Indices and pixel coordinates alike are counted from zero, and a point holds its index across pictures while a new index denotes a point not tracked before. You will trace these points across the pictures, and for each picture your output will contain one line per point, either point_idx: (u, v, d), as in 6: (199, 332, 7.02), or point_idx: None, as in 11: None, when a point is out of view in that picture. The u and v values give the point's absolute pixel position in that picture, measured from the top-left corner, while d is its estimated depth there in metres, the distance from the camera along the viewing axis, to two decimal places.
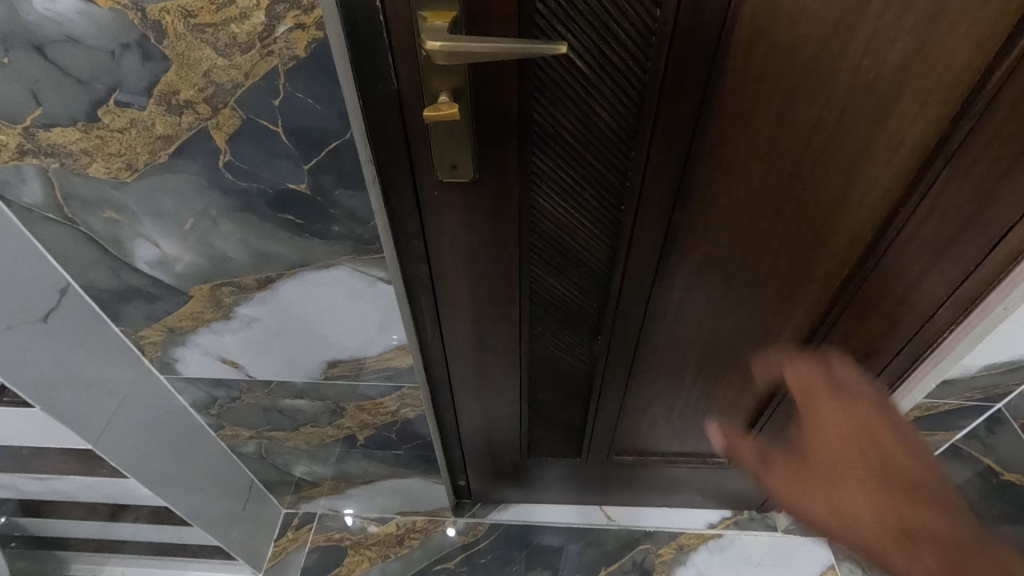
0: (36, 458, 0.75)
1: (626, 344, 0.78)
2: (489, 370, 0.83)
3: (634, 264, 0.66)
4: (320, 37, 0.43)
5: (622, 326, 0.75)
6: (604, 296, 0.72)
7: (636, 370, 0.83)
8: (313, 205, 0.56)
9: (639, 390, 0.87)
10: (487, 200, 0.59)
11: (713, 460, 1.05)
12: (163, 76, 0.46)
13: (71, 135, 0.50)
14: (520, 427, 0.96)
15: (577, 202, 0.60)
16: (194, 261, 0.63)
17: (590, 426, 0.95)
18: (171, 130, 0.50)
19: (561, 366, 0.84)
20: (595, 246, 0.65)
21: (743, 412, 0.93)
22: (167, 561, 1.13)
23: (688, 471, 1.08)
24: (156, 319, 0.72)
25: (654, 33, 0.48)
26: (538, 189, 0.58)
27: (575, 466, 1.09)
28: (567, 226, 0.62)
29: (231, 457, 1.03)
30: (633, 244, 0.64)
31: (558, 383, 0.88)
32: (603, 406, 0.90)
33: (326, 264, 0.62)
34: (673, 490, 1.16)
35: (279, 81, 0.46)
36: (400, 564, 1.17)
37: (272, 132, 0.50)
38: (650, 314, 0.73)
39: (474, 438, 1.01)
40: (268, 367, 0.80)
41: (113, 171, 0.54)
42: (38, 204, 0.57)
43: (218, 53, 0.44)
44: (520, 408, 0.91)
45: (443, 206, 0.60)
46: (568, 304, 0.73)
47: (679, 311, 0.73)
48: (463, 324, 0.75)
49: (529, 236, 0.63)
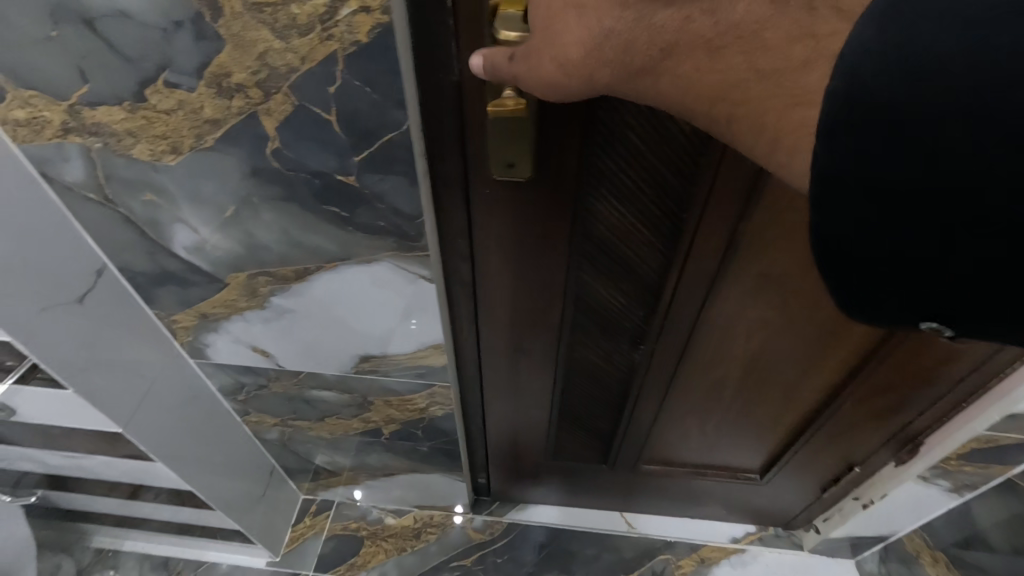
0: (66, 437, 0.75)
1: (667, 356, 0.75)
2: (522, 371, 0.81)
3: (688, 275, 0.63)
4: (385, 22, 0.40)
5: (666, 337, 0.72)
6: (651, 306, 0.69)
7: (675, 381, 0.80)
8: (360, 198, 0.53)
9: (675, 402, 0.85)
10: (541, 200, 0.56)
11: (744, 475, 1.02)
12: (214, 57, 0.43)
13: (116, 114, 0.49)
14: (549, 430, 0.94)
15: (636, 209, 0.57)
16: (231, 248, 0.61)
17: (621, 433, 0.92)
18: (219, 114, 0.47)
19: (597, 372, 0.81)
20: (648, 253, 0.62)
21: (781, 430, 0.90)
22: (186, 539, 1.14)
23: (716, 484, 1.05)
24: (189, 305, 0.70)
25: None
26: (595, 190, 0.55)
27: (599, 472, 1.07)
28: (620, 231, 0.59)
29: (254, 442, 1.02)
30: (690, 253, 0.60)
31: (592, 390, 0.85)
32: (637, 415, 0.87)
33: (369, 259, 0.60)
34: (698, 501, 1.13)
35: (337, 67, 0.43)
36: (416, 559, 1.16)
37: (325, 120, 0.47)
38: (698, 325, 0.70)
39: (499, 437, 0.99)
40: (299, 357, 0.78)
41: (157, 154, 0.52)
42: (79, 183, 0.56)
43: (275, 35, 0.41)
44: (551, 412, 0.89)
45: (494, 204, 0.57)
46: (612, 311, 0.70)
47: (728, 324, 0.70)
48: (500, 324, 0.73)
49: (581, 241, 0.60)
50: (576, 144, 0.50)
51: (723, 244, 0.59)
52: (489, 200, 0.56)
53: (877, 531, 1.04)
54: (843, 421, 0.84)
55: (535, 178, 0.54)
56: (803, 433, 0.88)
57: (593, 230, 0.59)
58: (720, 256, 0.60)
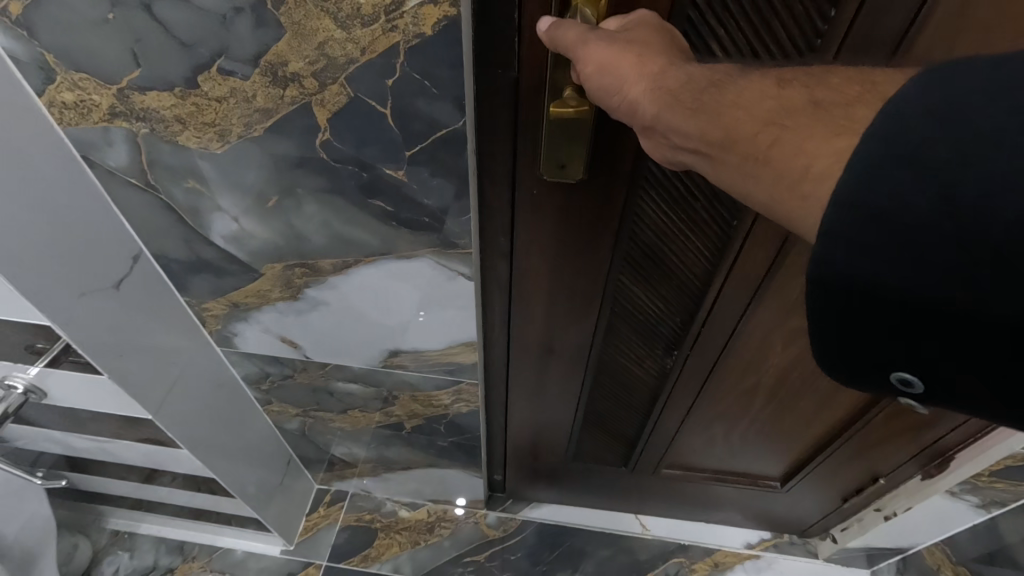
0: (93, 421, 0.74)
1: (700, 363, 0.74)
2: (550, 372, 0.80)
3: (731, 283, 0.62)
4: (452, 15, 0.39)
5: (702, 343, 0.71)
6: (690, 312, 0.68)
7: (705, 389, 0.80)
8: (406, 192, 0.52)
9: (703, 409, 0.84)
10: (587, 203, 0.55)
11: (764, 483, 1.02)
12: (272, 45, 0.42)
13: (166, 100, 0.48)
14: (573, 431, 0.93)
15: (684, 215, 0.56)
16: (270, 239, 0.60)
17: (645, 438, 0.92)
18: (271, 103, 0.46)
19: (626, 377, 0.81)
20: (693, 260, 0.61)
21: (807, 439, 0.89)
22: (201, 525, 1.14)
23: (735, 491, 1.04)
24: (221, 293, 0.70)
25: (820, 35, 0.43)
26: (645, 194, 0.54)
27: (617, 476, 1.06)
28: (667, 237, 0.58)
29: (273, 431, 1.02)
30: (736, 262, 0.59)
31: (619, 393, 0.85)
32: (663, 421, 0.87)
33: (409, 255, 0.59)
34: (714, 507, 1.13)
35: (398, 59, 0.42)
36: (430, 552, 1.16)
37: (379, 113, 0.46)
38: (735, 335, 0.69)
39: (519, 436, 0.98)
40: (327, 350, 0.77)
41: (204, 141, 0.51)
42: (121, 168, 0.55)
43: (337, 25, 0.41)
44: (576, 415, 0.88)
45: (539, 205, 0.55)
46: (648, 316, 0.69)
47: (766, 334, 0.69)
48: (533, 326, 0.72)
49: (625, 244, 0.59)
50: (631, 148, 0.49)
51: (771, 255, 0.58)
52: (535, 203, 0.55)
53: (896, 543, 1.03)
54: (872, 434, 0.83)
55: (585, 181, 0.52)
56: (831, 445, 0.88)
57: (639, 234, 0.58)
58: (767, 267, 0.60)
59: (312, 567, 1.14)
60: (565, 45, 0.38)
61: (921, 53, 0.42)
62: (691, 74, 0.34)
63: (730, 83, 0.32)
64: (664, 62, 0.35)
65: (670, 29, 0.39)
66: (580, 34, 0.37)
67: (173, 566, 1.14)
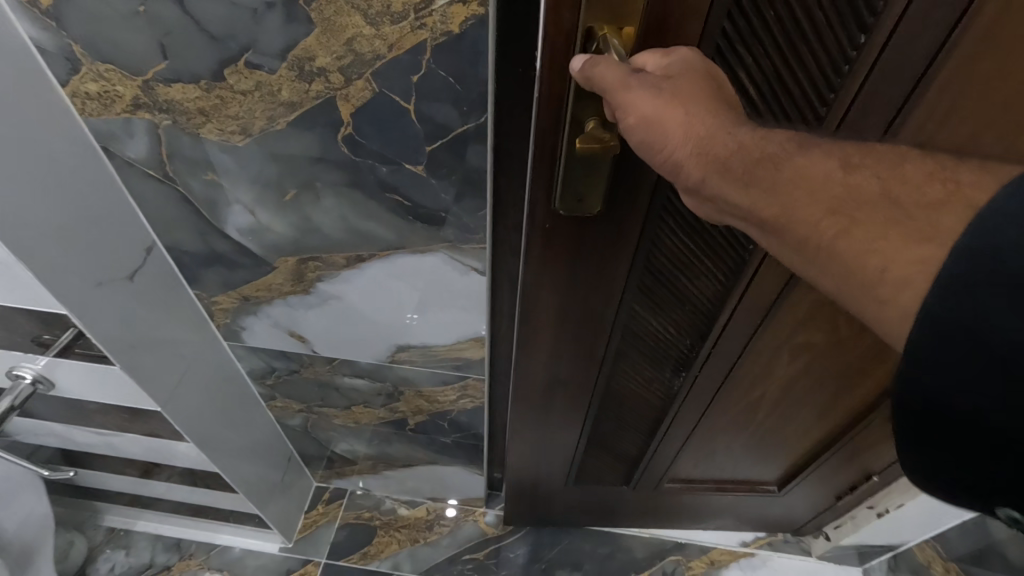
0: (99, 414, 0.74)
1: (709, 380, 0.76)
2: (557, 405, 0.79)
3: (741, 305, 0.64)
4: (480, 14, 0.40)
5: (711, 362, 0.73)
6: (701, 332, 0.70)
7: (711, 406, 0.81)
8: (425, 187, 0.54)
9: (707, 425, 0.86)
10: (604, 239, 0.54)
11: (762, 488, 1.04)
12: (301, 40, 0.44)
13: (190, 93, 0.48)
14: (574, 455, 0.92)
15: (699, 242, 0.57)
16: (286, 232, 0.61)
17: (649, 453, 0.93)
18: (296, 97, 0.48)
19: (633, 396, 0.82)
20: (706, 284, 0.63)
21: (804, 444, 0.92)
22: (199, 522, 1.13)
23: (734, 499, 1.06)
24: (232, 287, 0.70)
25: (848, 60, 0.42)
26: (663, 226, 0.55)
27: (618, 492, 1.06)
28: (683, 262, 0.60)
29: (275, 426, 1.02)
30: (749, 287, 0.62)
31: (625, 413, 0.86)
32: (668, 437, 0.88)
33: (424, 249, 0.60)
34: (712, 516, 1.14)
35: (424, 56, 0.43)
36: (429, 550, 1.16)
37: (402, 109, 0.47)
38: (743, 354, 0.72)
39: (520, 467, 0.96)
40: (335, 345, 0.78)
41: (226, 134, 0.52)
42: (140, 159, 0.56)
43: (367, 21, 0.42)
44: (582, 441, 0.88)
45: (556, 244, 0.54)
46: (659, 337, 0.71)
47: (772, 353, 0.71)
48: (544, 361, 0.70)
49: (643, 273, 0.60)
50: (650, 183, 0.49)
51: (784, 279, 0.60)
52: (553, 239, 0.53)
53: (888, 540, 1.06)
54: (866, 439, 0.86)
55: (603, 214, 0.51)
56: (827, 449, 0.90)
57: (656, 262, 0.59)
58: (779, 290, 0.62)
59: (311, 565, 1.14)
60: (606, 87, 0.35)
61: (947, 81, 0.41)
62: (746, 139, 0.32)
63: (787, 157, 0.31)
64: (718, 121, 0.33)
65: (715, 73, 0.36)
66: (623, 78, 0.35)
67: (170, 564, 1.13)
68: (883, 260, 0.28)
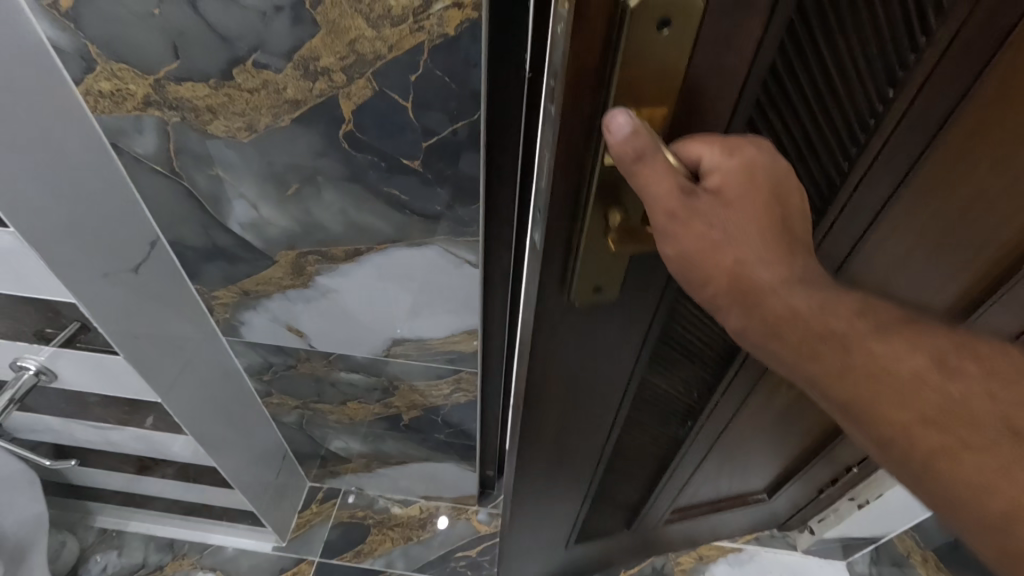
0: (99, 406, 0.76)
1: (712, 426, 0.78)
2: (565, 482, 0.74)
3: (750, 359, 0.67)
4: (473, 17, 0.44)
5: (716, 414, 0.76)
6: (709, 388, 0.72)
7: (713, 443, 0.83)
8: (421, 181, 0.57)
9: (707, 459, 0.87)
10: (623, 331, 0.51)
11: (753, 498, 1.06)
12: (307, 41, 0.47)
13: (199, 91, 0.51)
14: (579, 522, 0.89)
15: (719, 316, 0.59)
16: (287, 226, 0.64)
17: (652, 495, 0.93)
18: (300, 95, 0.51)
19: (639, 449, 0.81)
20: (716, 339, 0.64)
21: (788, 454, 0.96)
22: (192, 522, 1.14)
23: (728, 515, 1.08)
24: (233, 281, 0.73)
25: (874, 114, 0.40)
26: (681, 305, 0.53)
27: (620, 540, 1.04)
28: (697, 327, 0.59)
29: (270, 424, 1.04)
30: None
31: (630, 465, 0.84)
32: (671, 478, 0.89)
33: (420, 242, 0.63)
34: (710, 538, 1.15)
35: (422, 56, 0.46)
36: (423, 548, 1.18)
37: (401, 106, 0.50)
38: (747, 394, 0.74)
39: (527, 548, 0.88)
40: (332, 339, 0.80)
41: (232, 131, 0.55)
42: (148, 155, 0.58)
43: (369, 24, 0.45)
44: (586, 507, 0.84)
45: (575, 344, 0.50)
46: (670, 393, 0.71)
47: (770, 388, 0.75)
48: (554, 447, 0.65)
49: (663, 349, 0.60)
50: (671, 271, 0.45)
51: None
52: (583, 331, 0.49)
53: (871, 532, 1.09)
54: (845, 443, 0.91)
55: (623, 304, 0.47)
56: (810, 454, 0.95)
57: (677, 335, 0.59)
58: None
59: (304, 564, 1.15)
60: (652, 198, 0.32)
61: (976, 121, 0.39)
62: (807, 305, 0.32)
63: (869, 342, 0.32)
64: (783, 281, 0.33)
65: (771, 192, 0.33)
66: (675, 197, 0.31)
67: (162, 564, 1.13)
68: (996, 483, 0.29)
